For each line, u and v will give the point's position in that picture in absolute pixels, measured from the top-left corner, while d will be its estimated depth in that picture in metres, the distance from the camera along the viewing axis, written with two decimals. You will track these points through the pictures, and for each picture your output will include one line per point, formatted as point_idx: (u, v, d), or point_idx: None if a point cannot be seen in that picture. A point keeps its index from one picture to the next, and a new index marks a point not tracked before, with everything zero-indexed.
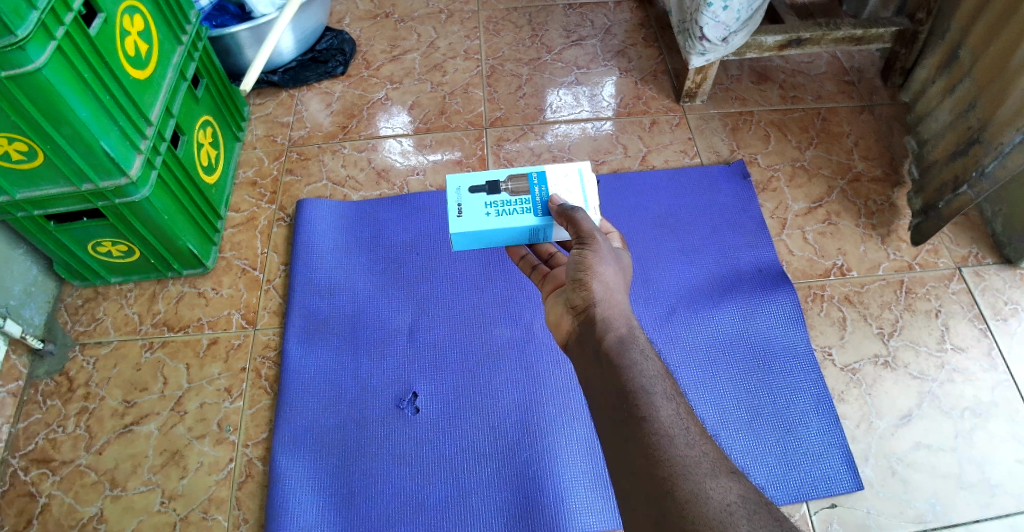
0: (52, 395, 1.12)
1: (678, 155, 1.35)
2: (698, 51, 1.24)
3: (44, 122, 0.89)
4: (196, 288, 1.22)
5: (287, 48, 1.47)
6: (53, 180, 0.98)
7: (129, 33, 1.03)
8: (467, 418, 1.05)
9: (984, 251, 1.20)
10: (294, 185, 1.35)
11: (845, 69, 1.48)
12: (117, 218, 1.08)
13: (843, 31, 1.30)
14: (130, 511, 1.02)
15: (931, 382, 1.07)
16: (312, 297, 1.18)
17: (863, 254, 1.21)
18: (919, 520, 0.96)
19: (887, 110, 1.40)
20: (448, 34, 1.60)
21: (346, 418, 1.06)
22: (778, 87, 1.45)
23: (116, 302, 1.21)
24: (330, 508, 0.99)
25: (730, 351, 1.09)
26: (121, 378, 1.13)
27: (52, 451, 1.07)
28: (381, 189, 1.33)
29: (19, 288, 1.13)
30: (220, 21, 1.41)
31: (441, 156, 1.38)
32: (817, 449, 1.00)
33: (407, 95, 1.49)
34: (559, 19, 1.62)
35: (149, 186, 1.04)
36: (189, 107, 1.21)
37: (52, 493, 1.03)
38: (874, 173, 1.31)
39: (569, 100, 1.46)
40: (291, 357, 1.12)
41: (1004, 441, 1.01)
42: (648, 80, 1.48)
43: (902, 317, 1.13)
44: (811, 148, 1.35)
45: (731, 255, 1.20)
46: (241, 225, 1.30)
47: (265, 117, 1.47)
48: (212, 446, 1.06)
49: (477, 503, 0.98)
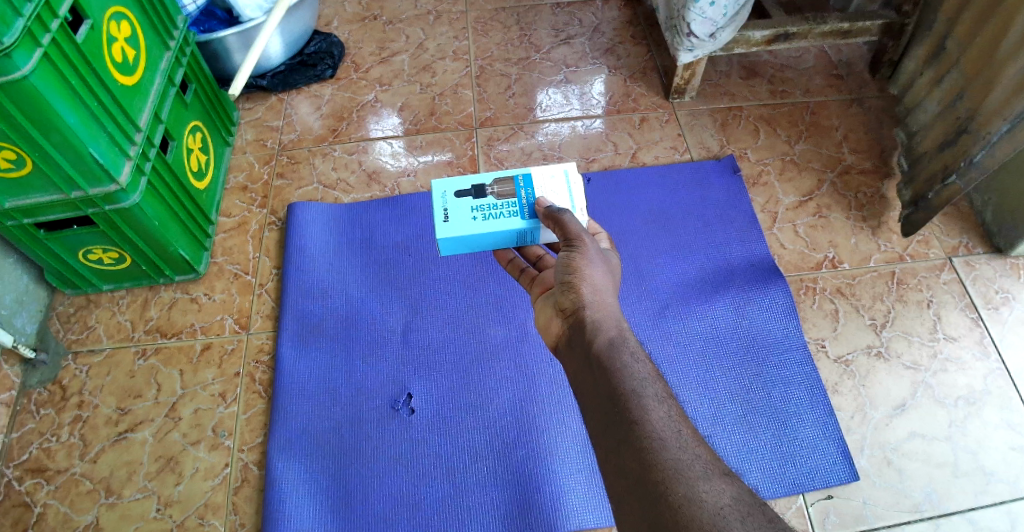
0: (45, 404, 1.11)
1: (669, 151, 1.35)
2: (686, 47, 1.25)
3: (32, 130, 0.89)
4: (188, 294, 1.22)
5: (276, 52, 1.47)
6: (43, 188, 0.98)
7: (116, 39, 1.03)
8: (463, 418, 1.05)
9: (974, 241, 1.21)
10: (285, 189, 1.35)
11: (833, 63, 1.48)
12: (108, 225, 1.07)
13: (830, 25, 1.30)
14: (126, 519, 1.01)
15: (924, 372, 1.07)
16: (306, 300, 1.18)
17: (855, 246, 1.21)
18: (915, 509, 0.96)
19: (875, 102, 1.40)
20: (437, 35, 1.61)
21: (342, 420, 1.06)
22: (767, 82, 1.46)
23: (108, 309, 1.21)
24: (327, 510, 0.99)
25: (724, 345, 1.10)
26: (115, 385, 1.13)
27: (47, 460, 1.06)
28: (372, 191, 1.33)
29: (10, 297, 1.12)
30: (208, 26, 1.40)
31: (432, 158, 1.38)
32: (813, 441, 1.01)
33: (397, 97, 1.49)
34: (547, 18, 1.62)
35: (139, 192, 1.04)
36: (178, 112, 1.21)
37: (47, 502, 1.03)
38: (864, 165, 1.31)
39: (559, 99, 1.46)
40: (285, 360, 1.12)
41: (996, 429, 1.02)
42: (637, 77, 1.48)
43: (894, 309, 1.14)
44: (800, 142, 1.36)
45: (723, 250, 1.20)
46: (233, 230, 1.30)
47: (255, 122, 1.47)
48: (207, 452, 1.06)
49: (474, 502, 0.98)
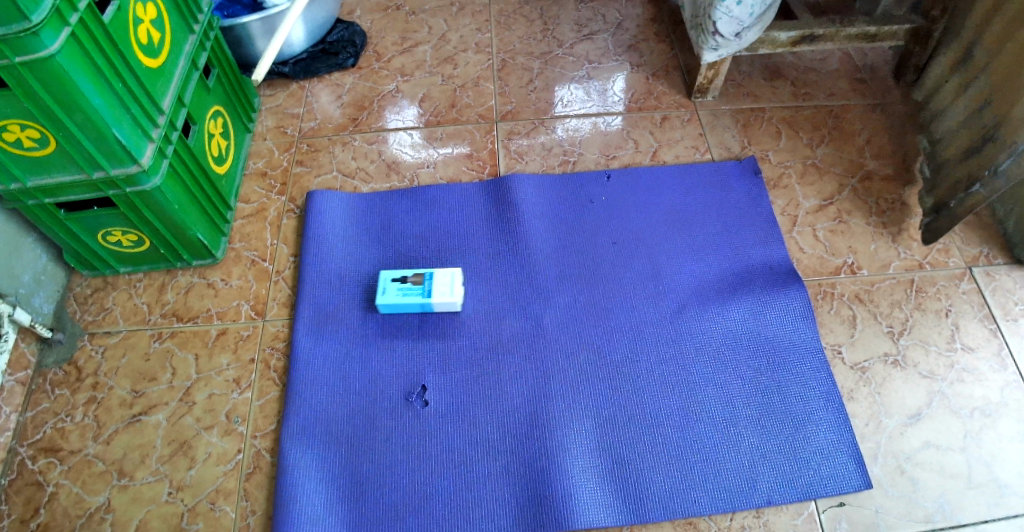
0: (60, 385, 1.12)
1: (690, 151, 1.35)
2: (710, 46, 1.24)
3: (57, 109, 0.89)
4: (205, 279, 1.23)
5: (298, 40, 1.47)
6: (65, 168, 0.98)
7: (142, 21, 1.03)
8: (477, 412, 1.05)
9: (995, 251, 1.20)
10: (304, 177, 1.35)
11: (858, 66, 1.47)
12: (128, 207, 1.08)
13: (857, 28, 1.29)
14: (138, 501, 1.02)
15: (940, 382, 1.07)
16: (322, 289, 1.18)
17: (874, 253, 1.21)
18: (928, 519, 0.96)
19: (899, 108, 1.39)
20: (459, 27, 1.60)
21: (355, 410, 1.07)
22: (790, 84, 1.45)
23: (125, 292, 1.22)
24: (339, 499, 0.99)
25: (741, 348, 1.09)
26: (130, 368, 1.13)
27: (60, 440, 1.07)
28: (391, 182, 1.33)
29: (29, 275, 1.13)
30: (231, 11, 1.40)
31: (451, 150, 1.37)
32: (826, 446, 1.00)
33: (417, 88, 1.49)
34: (570, 13, 1.61)
35: (161, 175, 1.04)
36: (201, 96, 1.21)
37: (59, 482, 1.04)
38: (885, 172, 1.30)
39: (580, 94, 1.45)
40: (300, 348, 1.12)
41: (1012, 441, 1.01)
42: (659, 75, 1.48)
43: (912, 316, 1.13)
44: (822, 145, 1.35)
45: (742, 252, 1.19)
46: (251, 216, 1.30)
47: (275, 109, 1.47)
48: (220, 437, 1.07)
49: (486, 496, 0.98)
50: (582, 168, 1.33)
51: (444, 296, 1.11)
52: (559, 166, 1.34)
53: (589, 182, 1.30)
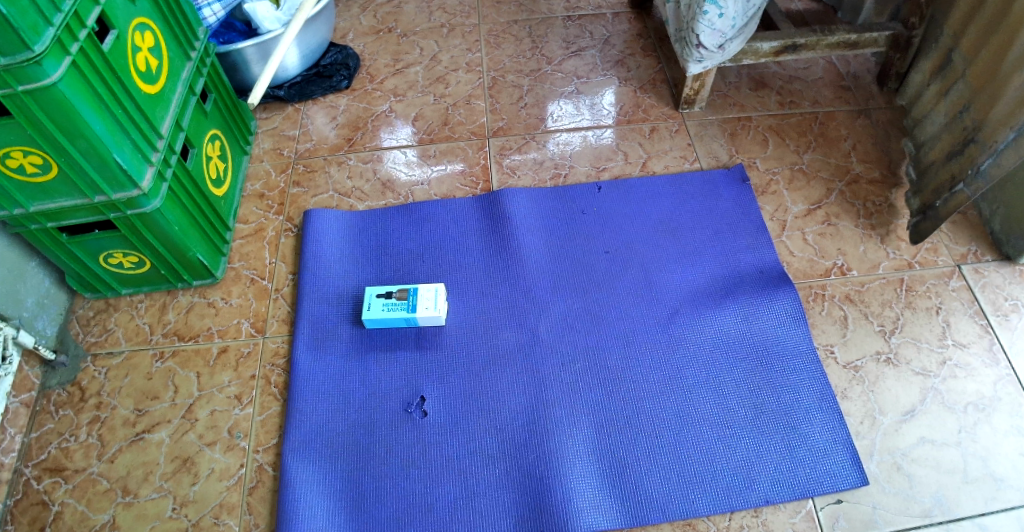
0: (64, 405, 1.13)
1: (678, 161, 1.37)
2: (695, 58, 1.27)
3: (60, 137, 0.92)
4: (206, 299, 1.24)
5: (292, 64, 1.51)
6: (68, 193, 1.01)
7: (140, 49, 1.06)
8: (476, 420, 1.06)
9: (983, 249, 1.21)
10: (301, 197, 1.38)
11: (842, 74, 1.51)
12: (129, 230, 1.10)
13: (837, 37, 1.32)
14: (142, 518, 1.03)
15: (933, 379, 1.08)
16: (321, 305, 1.20)
17: (863, 254, 1.22)
18: (925, 514, 0.96)
19: (883, 113, 1.42)
20: (450, 47, 1.64)
21: (355, 422, 1.08)
22: (775, 93, 1.48)
23: (127, 313, 1.23)
24: (340, 511, 1.00)
25: (733, 352, 1.10)
26: (132, 387, 1.15)
27: (65, 460, 1.08)
28: (387, 200, 1.36)
29: (32, 300, 1.15)
30: (227, 37, 1.44)
31: (444, 168, 1.40)
32: (822, 446, 1.01)
33: (410, 107, 1.52)
34: (559, 31, 1.65)
35: (161, 198, 1.07)
36: (199, 121, 1.24)
37: (64, 501, 1.04)
38: (872, 175, 1.32)
39: (570, 109, 1.48)
40: (300, 363, 1.14)
41: (1006, 435, 1.02)
42: (647, 88, 1.51)
43: (903, 315, 1.14)
44: (809, 151, 1.37)
45: (733, 256, 1.21)
46: (250, 236, 1.32)
47: (272, 131, 1.50)
48: (223, 453, 1.08)
49: (487, 503, 0.99)
50: (573, 180, 1.36)
51: (428, 311, 1.13)
52: (551, 179, 1.36)
53: (581, 194, 1.32)
